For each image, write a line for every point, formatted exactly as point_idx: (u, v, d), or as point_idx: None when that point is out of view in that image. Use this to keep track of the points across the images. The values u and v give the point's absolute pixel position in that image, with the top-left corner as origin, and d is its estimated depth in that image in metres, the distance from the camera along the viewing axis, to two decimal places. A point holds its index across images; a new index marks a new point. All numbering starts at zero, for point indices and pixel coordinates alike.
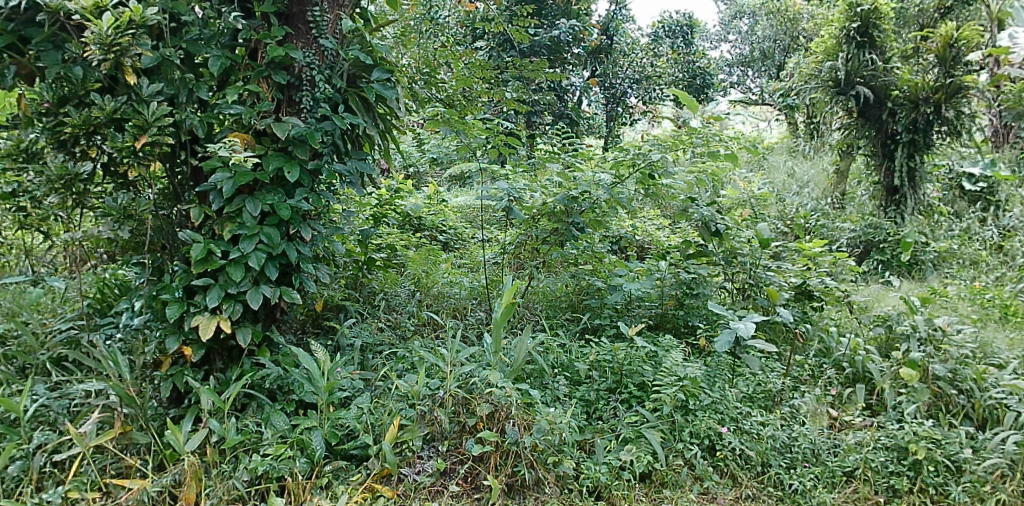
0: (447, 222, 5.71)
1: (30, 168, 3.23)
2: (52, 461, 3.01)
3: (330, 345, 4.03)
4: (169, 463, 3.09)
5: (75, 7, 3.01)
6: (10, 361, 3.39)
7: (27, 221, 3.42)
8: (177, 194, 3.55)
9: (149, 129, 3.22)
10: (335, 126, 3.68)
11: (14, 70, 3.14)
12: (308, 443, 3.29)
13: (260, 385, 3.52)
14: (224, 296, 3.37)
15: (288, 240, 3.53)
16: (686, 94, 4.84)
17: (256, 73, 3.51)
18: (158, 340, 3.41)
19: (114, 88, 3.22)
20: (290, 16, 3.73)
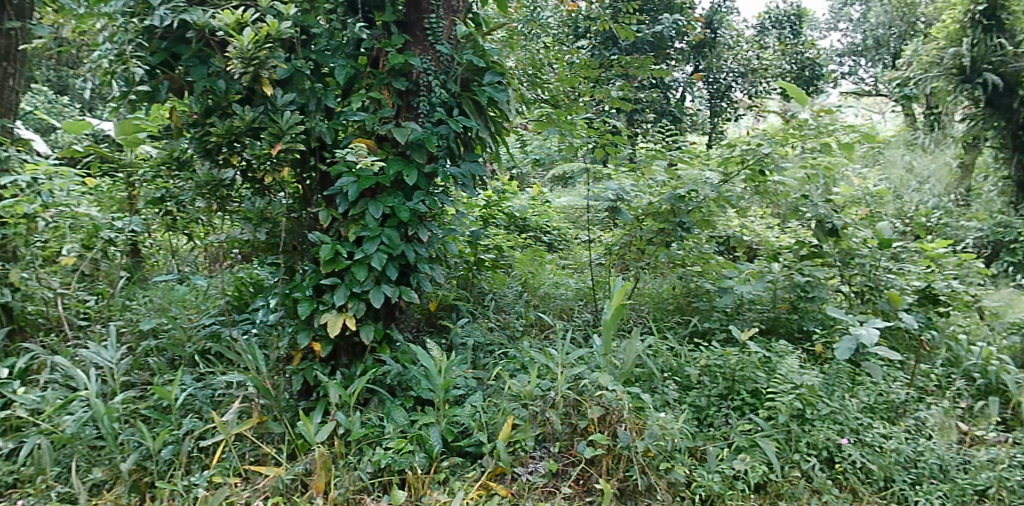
0: (552, 222, 5.71)
1: (182, 176, 3.56)
2: (198, 446, 3.25)
3: (444, 344, 4.14)
4: (300, 452, 3.27)
5: (220, 25, 3.22)
6: (162, 353, 3.71)
7: (174, 224, 3.80)
8: (307, 198, 3.74)
9: (284, 136, 3.39)
10: (450, 129, 3.78)
11: (167, 85, 3.41)
12: (426, 439, 3.41)
13: (381, 380, 3.67)
14: (350, 295, 3.52)
15: (407, 242, 3.66)
16: (794, 86, 4.59)
17: (379, 80, 3.69)
18: (290, 335, 3.61)
19: (252, 99, 3.43)
20: (408, 24, 3.88)
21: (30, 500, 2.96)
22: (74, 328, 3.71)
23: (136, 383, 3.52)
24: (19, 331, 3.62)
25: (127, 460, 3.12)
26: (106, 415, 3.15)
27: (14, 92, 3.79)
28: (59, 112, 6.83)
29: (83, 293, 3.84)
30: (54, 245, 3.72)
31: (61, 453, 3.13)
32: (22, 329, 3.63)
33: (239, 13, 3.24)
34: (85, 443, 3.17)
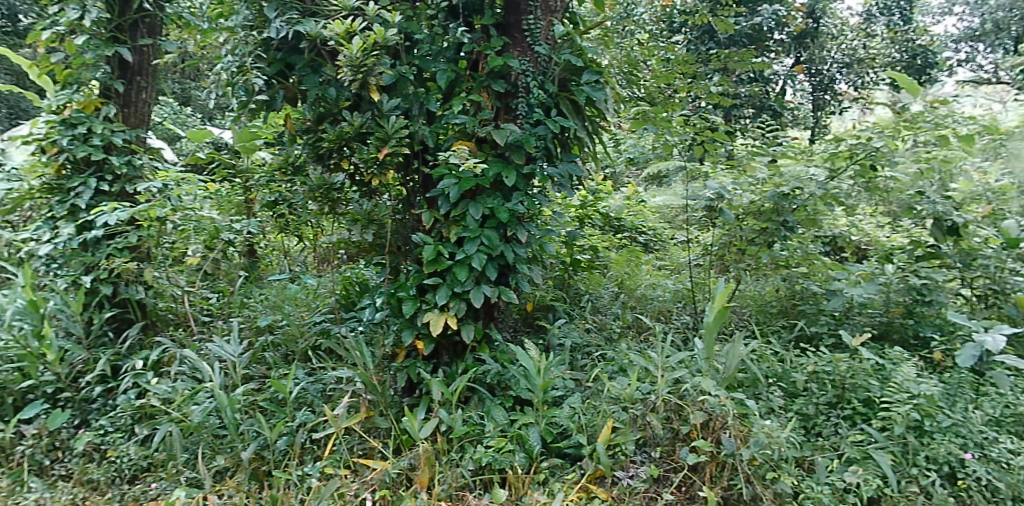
0: (647, 222, 5.56)
1: (296, 180, 3.80)
2: (310, 438, 3.40)
3: (541, 345, 4.14)
4: (405, 447, 3.36)
5: (332, 35, 3.38)
6: (277, 348, 3.92)
7: (286, 225, 4.09)
8: (410, 200, 3.84)
9: (389, 140, 3.52)
10: (548, 130, 3.79)
11: (283, 94, 3.64)
12: (526, 438, 3.42)
13: (481, 379, 3.71)
14: (451, 295, 3.58)
15: (506, 242, 3.69)
16: (905, 75, 4.27)
17: (478, 83, 3.73)
18: (395, 333, 3.73)
19: (360, 105, 3.60)
20: (507, 27, 3.88)
21: (163, 484, 3.20)
22: (199, 323, 4.01)
23: (254, 376, 3.73)
24: (151, 326, 3.94)
25: (247, 449, 3.30)
26: (229, 406, 3.33)
27: (147, 104, 4.06)
28: (184, 123, 7.34)
29: (206, 291, 4.10)
30: (181, 245, 3.93)
31: (189, 440, 3.35)
32: (155, 323, 3.95)
33: (348, 22, 3.38)
34: (210, 432, 3.38)
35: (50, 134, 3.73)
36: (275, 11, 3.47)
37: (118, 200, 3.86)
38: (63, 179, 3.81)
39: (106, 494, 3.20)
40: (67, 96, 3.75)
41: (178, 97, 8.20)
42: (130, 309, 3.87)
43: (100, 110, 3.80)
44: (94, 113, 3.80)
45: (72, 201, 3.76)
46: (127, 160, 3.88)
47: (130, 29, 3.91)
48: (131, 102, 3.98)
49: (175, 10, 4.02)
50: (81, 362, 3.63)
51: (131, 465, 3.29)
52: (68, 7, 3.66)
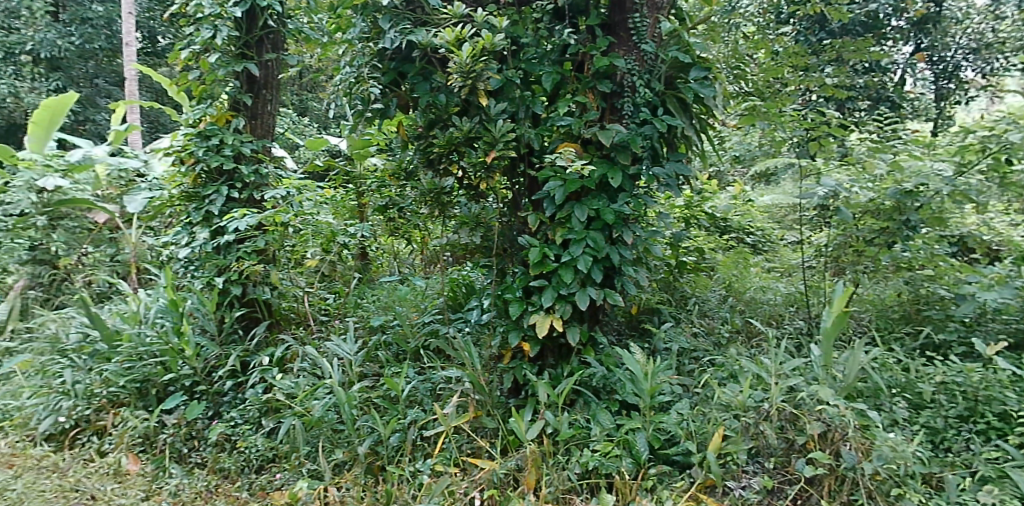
0: (755, 222, 5.35)
1: (409, 185, 3.99)
2: (421, 435, 3.51)
3: (647, 349, 4.09)
4: (512, 448, 3.40)
5: (442, 43, 3.50)
6: (388, 347, 4.08)
7: (397, 228, 4.24)
8: (516, 201, 3.90)
9: (496, 144, 3.60)
10: (655, 129, 3.72)
11: (396, 102, 3.79)
12: (633, 443, 3.38)
13: (587, 382, 3.69)
14: (557, 297, 3.59)
15: (611, 244, 3.66)
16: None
17: (584, 84, 3.73)
18: (502, 334, 3.76)
19: (468, 109, 3.69)
20: (612, 26, 3.84)
21: (287, 474, 3.40)
22: (318, 322, 4.26)
23: (369, 374, 3.89)
24: (276, 324, 4.19)
25: (363, 444, 3.45)
26: (347, 402, 3.51)
27: (272, 116, 4.33)
28: (302, 132, 7.73)
29: (323, 291, 4.39)
30: (300, 249, 4.17)
31: (311, 433, 3.53)
32: (279, 322, 4.21)
33: (458, 30, 3.48)
34: (329, 426, 3.55)
35: (187, 146, 4.07)
36: (389, 22, 3.62)
37: (247, 206, 4.15)
38: (198, 187, 4.12)
39: (236, 482, 3.42)
40: (202, 110, 4.09)
41: (295, 108, 8.64)
42: (257, 309, 4.13)
43: (230, 123, 4.12)
44: (226, 125, 4.12)
45: (206, 208, 4.05)
46: (254, 169, 4.16)
47: (256, 45, 4.17)
48: (258, 114, 4.24)
49: (296, 26, 4.25)
50: (215, 357, 3.92)
51: (258, 455, 3.50)
52: (203, 27, 3.94)
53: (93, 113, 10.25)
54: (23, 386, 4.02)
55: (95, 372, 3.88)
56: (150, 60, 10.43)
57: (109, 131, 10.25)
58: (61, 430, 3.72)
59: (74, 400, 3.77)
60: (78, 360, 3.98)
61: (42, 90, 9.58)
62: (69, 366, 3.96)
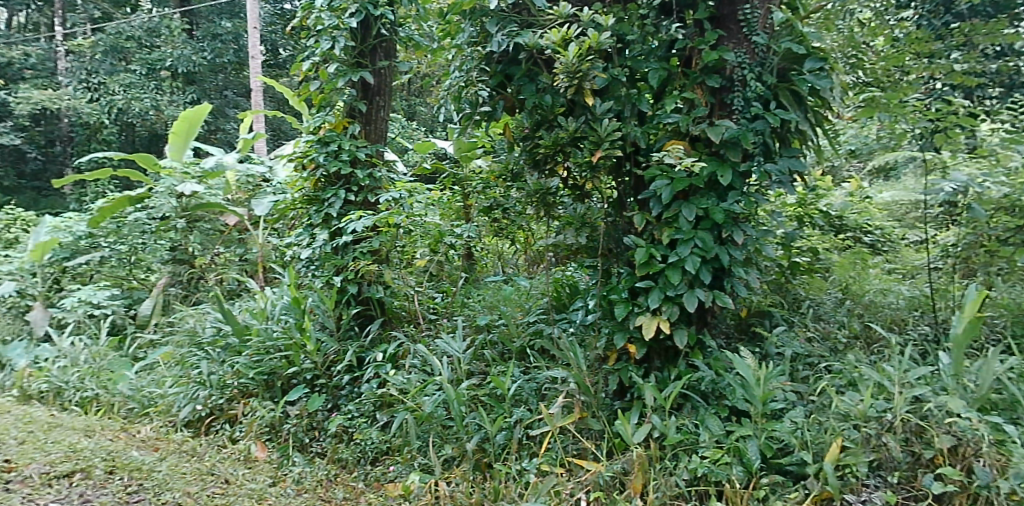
0: (873, 221, 4.90)
1: (515, 186, 4.03)
2: (527, 434, 3.56)
3: (758, 353, 3.95)
4: (618, 451, 3.39)
5: (548, 44, 3.53)
6: (494, 346, 4.16)
7: (501, 228, 4.30)
8: (621, 201, 3.87)
9: (602, 143, 3.60)
10: (767, 124, 3.58)
11: (502, 104, 3.84)
12: (744, 451, 3.27)
13: (695, 387, 3.60)
14: (664, 298, 3.53)
15: (721, 244, 3.56)
16: None
17: (692, 80, 3.65)
18: (608, 336, 3.75)
19: (574, 110, 3.71)
20: (721, 18, 3.75)
21: (400, 467, 3.55)
22: (427, 321, 4.39)
23: (475, 372, 3.99)
24: (389, 323, 4.35)
25: (471, 441, 3.54)
26: (456, 399, 3.62)
27: (384, 122, 4.54)
28: (411, 136, 7.97)
29: (432, 291, 4.50)
30: (411, 249, 4.35)
31: (422, 428, 3.66)
32: (391, 320, 4.36)
33: (565, 30, 3.50)
34: (438, 422, 3.67)
35: (309, 152, 4.33)
36: (496, 25, 3.69)
37: (363, 208, 4.35)
38: (318, 191, 4.36)
39: (354, 472, 3.60)
40: (322, 118, 4.33)
41: (405, 112, 8.92)
42: (372, 307, 4.33)
43: (347, 129, 4.34)
44: (343, 131, 4.34)
45: (326, 210, 4.29)
46: (369, 173, 4.36)
47: (371, 53, 4.38)
48: (371, 120, 4.48)
49: (407, 33, 4.45)
50: (333, 352, 4.13)
51: (373, 447, 3.67)
52: (322, 38, 4.17)
53: (223, 122, 11.02)
54: (165, 375, 4.38)
55: (227, 364, 4.18)
56: (273, 71, 11.11)
57: (237, 139, 10.99)
58: (198, 418, 4.04)
59: (210, 390, 4.09)
60: (213, 352, 4.30)
61: (179, 102, 10.40)
62: (206, 358, 4.29)
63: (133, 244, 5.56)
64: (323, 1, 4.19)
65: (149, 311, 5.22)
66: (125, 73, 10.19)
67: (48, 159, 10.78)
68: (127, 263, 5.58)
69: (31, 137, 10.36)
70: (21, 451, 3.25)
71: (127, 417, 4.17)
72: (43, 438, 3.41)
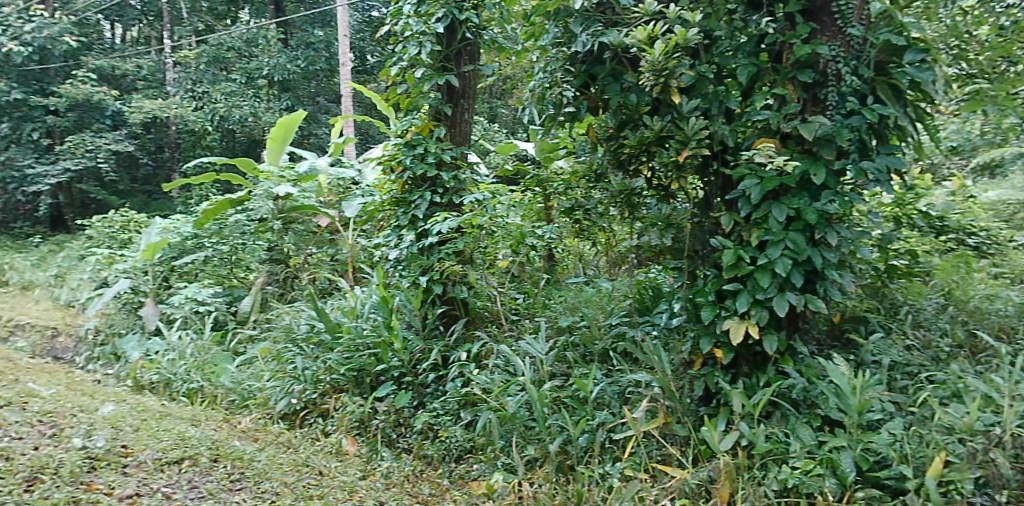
0: (977, 222, 4.56)
1: (599, 187, 4.02)
2: (610, 438, 3.55)
3: (852, 361, 3.80)
4: (704, 458, 3.33)
5: (634, 42, 3.50)
6: (576, 347, 4.16)
7: (583, 229, 4.30)
8: (708, 201, 3.80)
9: (689, 143, 3.55)
10: (863, 120, 3.43)
11: (586, 104, 3.83)
12: (838, 463, 3.14)
13: (785, 394, 3.48)
14: (753, 302, 3.43)
15: (813, 246, 3.43)
16: None
17: (783, 75, 3.53)
18: (693, 340, 3.68)
19: (659, 109, 3.67)
20: (814, 10, 3.57)
21: (483, 466, 3.63)
22: (509, 321, 4.44)
23: (558, 374, 4.01)
24: (472, 322, 4.46)
25: (554, 442, 3.56)
26: (539, 400, 3.65)
27: (468, 125, 4.62)
28: (492, 138, 8.07)
29: (513, 292, 4.56)
30: (492, 250, 4.43)
31: (505, 428, 3.70)
32: (474, 319, 4.46)
33: (651, 27, 3.47)
34: (521, 422, 3.71)
35: (396, 155, 4.46)
36: (580, 25, 3.69)
37: (447, 210, 4.43)
38: (405, 193, 4.51)
39: (439, 469, 3.69)
40: (409, 122, 4.46)
41: (487, 114, 9.05)
42: (456, 307, 4.44)
43: (433, 132, 4.43)
44: (429, 134, 4.44)
45: (413, 212, 4.43)
46: (454, 175, 4.45)
47: (455, 57, 4.47)
48: (456, 123, 4.56)
49: (490, 36, 4.50)
50: (419, 351, 4.27)
51: (457, 445, 3.76)
52: (410, 44, 4.27)
53: (315, 127, 11.46)
54: (263, 369, 4.61)
55: (320, 360, 4.35)
56: (362, 77, 11.51)
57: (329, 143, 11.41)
58: (293, 411, 4.22)
59: (303, 384, 4.27)
60: (307, 348, 4.49)
61: (274, 108, 10.89)
62: (300, 354, 4.48)
63: (234, 244, 5.92)
64: (410, 8, 4.33)
65: (248, 308, 5.48)
66: (226, 82, 10.76)
67: (157, 164, 11.51)
68: (229, 262, 5.87)
69: (143, 144, 11.08)
70: (136, 437, 3.41)
71: (228, 409, 4.40)
72: (155, 426, 3.61)
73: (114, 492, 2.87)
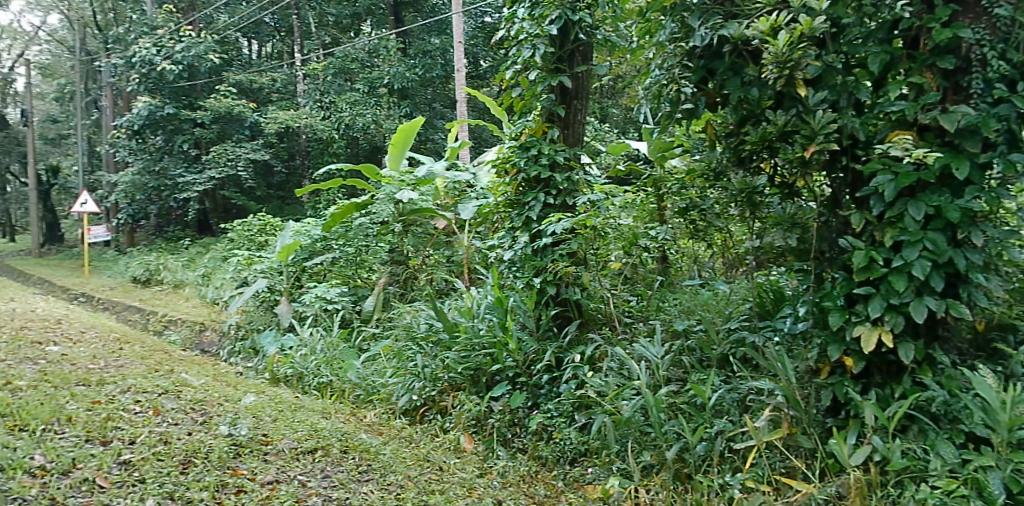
0: None
1: (719, 186, 3.90)
2: (730, 447, 3.45)
3: (1001, 372, 3.47)
4: (832, 473, 3.19)
5: (756, 34, 3.38)
6: (692, 352, 4.07)
7: (699, 230, 4.21)
8: (836, 199, 3.59)
9: (817, 137, 3.34)
10: (1013, 108, 3.14)
11: (704, 100, 3.73)
12: (985, 484, 2.90)
13: (924, 408, 3.22)
14: (887, 307, 3.21)
15: (955, 246, 3.16)
16: None
17: (920, 63, 3.27)
18: (820, 346, 3.50)
19: (783, 102, 3.50)
20: None
21: (598, 470, 3.65)
22: (622, 324, 4.43)
23: (674, 379, 3.95)
24: (586, 324, 4.46)
25: (671, 449, 3.52)
26: (655, 406, 3.61)
27: (581, 125, 4.63)
28: (605, 139, 8.04)
29: (626, 294, 4.57)
30: (605, 251, 4.44)
31: (620, 432, 3.69)
32: (588, 321, 4.46)
33: (774, 17, 3.33)
34: (637, 427, 3.67)
35: (511, 157, 4.53)
36: (699, 19, 3.60)
37: (561, 212, 4.46)
38: (520, 195, 4.56)
39: (554, 471, 3.76)
40: (524, 124, 4.55)
41: (599, 115, 9.00)
42: (570, 308, 4.46)
43: (547, 133, 4.48)
44: (543, 136, 4.49)
45: (527, 214, 4.49)
46: (568, 177, 4.46)
47: (569, 58, 4.49)
48: (569, 124, 4.56)
49: (603, 35, 4.50)
50: (534, 351, 4.34)
51: (572, 448, 3.81)
52: (524, 47, 4.36)
53: (432, 133, 11.82)
54: (385, 367, 4.85)
55: (438, 359, 4.53)
56: (476, 82, 11.77)
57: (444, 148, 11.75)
58: (414, 407, 4.43)
59: (423, 381, 4.48)
60: (427, 347, 4.70)
61: (394, 115, 11.29)
62: (420, 353, 4.70)
63: (359, 246, 6.22)
64: (524, 11, 4.40)
65: (372, 307, 5.76)
66: (351, 93, 11.33)
67: (290, 172, 12.29)
68: (353, 263, 6.22)
69: (277, 153, 11.86)
70: (274, 427, 3.66)
71: (354, 403, 4.64)
72: (290, 417, 3.87)
73: (256, 478, 3.09)
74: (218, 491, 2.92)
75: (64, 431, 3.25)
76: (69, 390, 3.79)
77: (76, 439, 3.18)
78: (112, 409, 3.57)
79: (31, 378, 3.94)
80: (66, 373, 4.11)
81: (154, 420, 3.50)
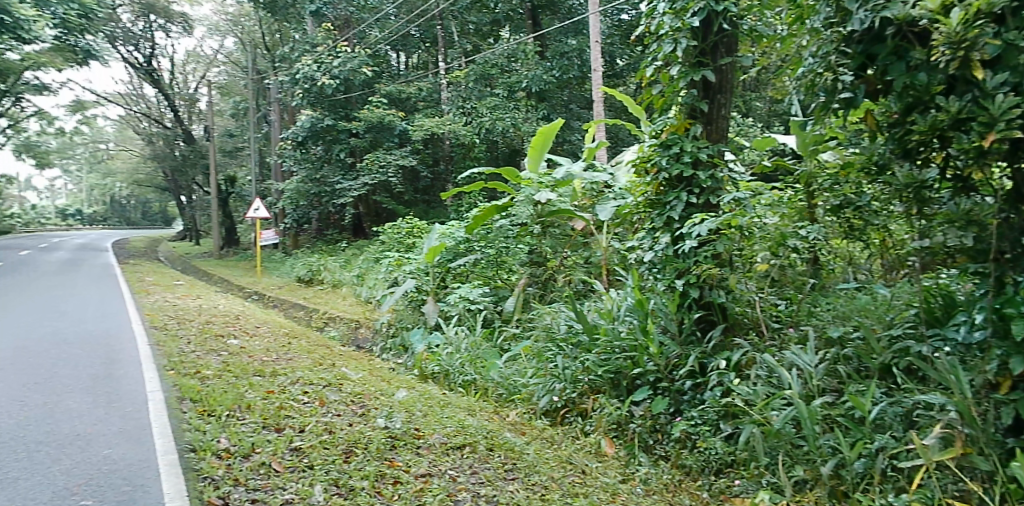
0: None
1: (881, 180, 3.67)
2: (892, 466, 3.25)
3: None
4: (1014, 499, 2.92)
5: (924, 12, 3.13)
6: (849, 361, 3.84)
7: (854, 230, 4.00)
8: (1020, 193, 3.19)
9: (996, 123, 3.00)
10: None
11: (864, 88, 3.47)
12: None
13: None
14: None
15: None
16: None
17: None
18: (1000, 359, 3.09)
19: (955, 87, 3.19)
20: None
21: (745, 482, 3.56)
22: (770, 329, 4.24)
23: (828, 389, 3.76)
24: (731, 328, 4.28)
25: (826, 464, 3.37)
26: (809, 418, 3.45)
27: (725, 120, 4.47)
28: (750, 134, 7.72)
29: (774, 297, 4.35)
30: (750, 252, 4.24)
31: (769, 443, 3.57)
32: (733, 326, 4.28)
33: None
34: (788, 440, 3.54)
35: (652, 155, 4.48)
36: (857, 1, 3.36)
37: (705, 211, 4.32)
38: (661, 194, 4.49)
39: (698, 481, 3.71)
40: (664, 121, 4.51)
41: (744, 109, 8.65)
42: (714, 312, 4.31)
43: (689, 131, 4.39)
44: (685, 133, 4.40)
45: (668, 214, 4.40)
46: (711, 174, 4.32)
47: (712, 51, 4.35)
48: (713, 119, 4.42)
49: (750, 25, 4.36)
50: (676, 356, 4.28)
51: (717, 458, 3.72)
52: (665, 42, 4.29)
53: (569, 134, 11.88)
54: (525, 367, 4.98)
55: (578, 360, 4.60)
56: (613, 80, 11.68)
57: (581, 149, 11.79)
58: (554, 408, 4.52)
59: (563, 383, 4.57)
60: (567, 349, 4.76)
61: (531, 118, 11.41)
62: (560, 353, 4.78)
63: (499, 247, 6.42)
64: (665, 5, 4.29)
65: (512, 308, 5.92)
66: (491, 98, 11.64)
67: (434, 177, 12.82)
68: (494, 264, 6.44)
69: (423, 158, 12.42)
70: (426, 421, 3.86)
71: (497, 401, 4.79)
72: (439, 412, 4.06)
73: (410, 470, 3.27)
74: (376, 481, 3.12)
75: (245, 417, 3.62)
76: (248, 379, 4.21)
77: (255, 425, 3.53)
78: (284, 398, 3.93)
79: (217, 369, 4.42)
80: (244, 364, 4.57)
81: (320, 410, 3.80)
